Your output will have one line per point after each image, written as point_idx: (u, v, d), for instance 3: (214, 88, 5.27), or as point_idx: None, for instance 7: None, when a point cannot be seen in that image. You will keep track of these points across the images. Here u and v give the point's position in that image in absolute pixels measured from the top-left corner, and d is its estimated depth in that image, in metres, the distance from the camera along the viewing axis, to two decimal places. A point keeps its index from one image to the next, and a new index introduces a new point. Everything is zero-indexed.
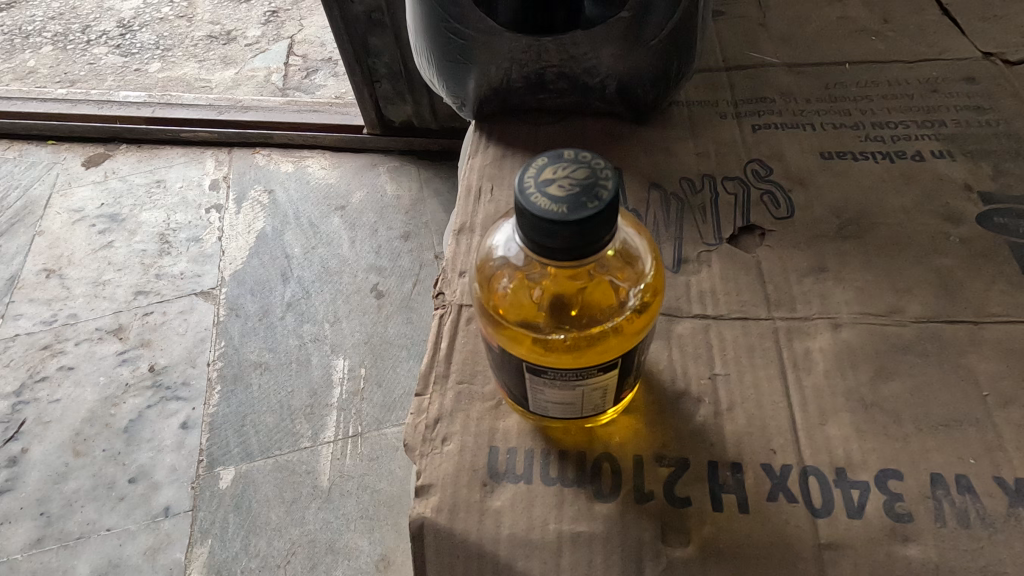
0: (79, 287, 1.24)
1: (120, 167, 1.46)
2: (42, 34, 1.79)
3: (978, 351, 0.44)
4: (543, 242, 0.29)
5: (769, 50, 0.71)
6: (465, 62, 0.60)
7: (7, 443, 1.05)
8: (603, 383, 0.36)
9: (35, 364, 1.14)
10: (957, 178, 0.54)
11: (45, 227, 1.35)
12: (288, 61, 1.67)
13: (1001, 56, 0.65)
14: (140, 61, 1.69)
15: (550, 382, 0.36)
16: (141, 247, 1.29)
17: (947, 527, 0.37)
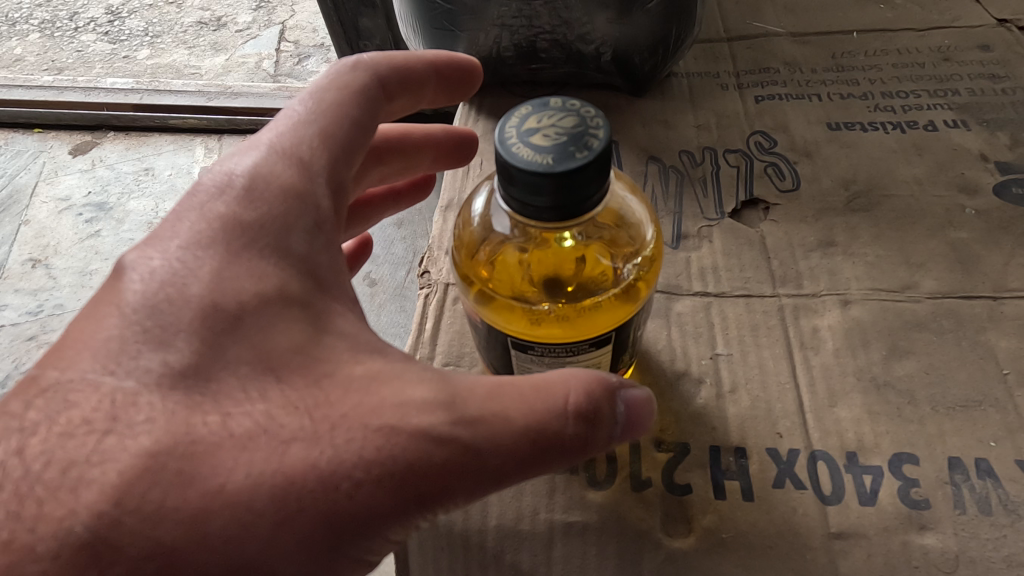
0: (66, 277, 1.21)
1: (107, 155, 1.42)
2: (29, 21, 1.75)
3: (998, 328, 0.41)
4: (528, 200, 0.27)
5: (773, 19, 0.68)
6: (453, 30, 0.57)
7: None
8: (596, 360, 0.34)
9: (22, 355, 1.12)
10: (972, 148, 0.51)
11: (31, 216, 1.32)
12: (280, 47, 1.63)
13: (1017, 23, 0.62)
14: (128, 48, 1.65)
15: (540, 360, 0.33)
16: (130, 237, 1.26)
17: (966, 514, 0.34)
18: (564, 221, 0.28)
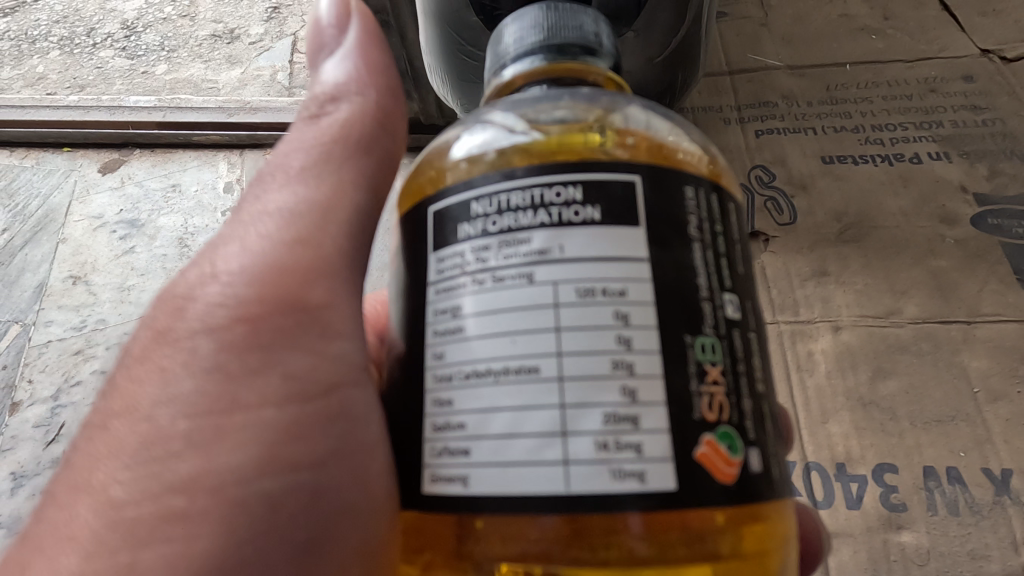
0: (104, 293, 1.09)
1: (137, 172, 1.31)
2: (47, 38, 1.81)
3: (971, 349, 0.47)
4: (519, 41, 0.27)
5: (771, 52, 0.73)
6: (476, 82, 0.62)
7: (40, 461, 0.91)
8: (585, 245, 0.20)
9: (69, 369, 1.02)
10: (953, 180, 0.57)
11: (68, 235, 1.20)
12: (294, 58, 1.63)
13: (999, 54, 0.67)
14: (146, 63, 1.69)
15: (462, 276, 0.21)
16: (162, 252, 1.13)
17: (938, 515, 0.41)
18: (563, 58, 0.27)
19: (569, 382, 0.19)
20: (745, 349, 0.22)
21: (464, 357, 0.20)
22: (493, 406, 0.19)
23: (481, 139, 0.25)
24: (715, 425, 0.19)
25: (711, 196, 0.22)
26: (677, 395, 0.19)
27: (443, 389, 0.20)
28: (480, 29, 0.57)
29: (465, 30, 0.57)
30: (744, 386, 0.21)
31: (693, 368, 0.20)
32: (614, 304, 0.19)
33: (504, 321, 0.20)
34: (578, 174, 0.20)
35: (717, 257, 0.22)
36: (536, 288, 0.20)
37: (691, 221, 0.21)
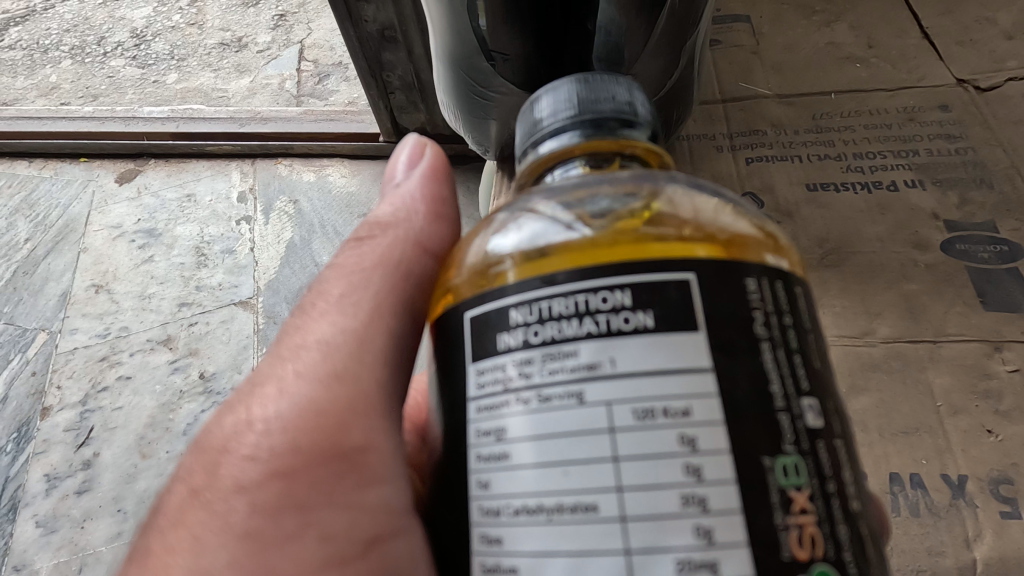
0: (127, 301, 1.26)
1: (151, 182, 1.48)
2: (60, 48, 1.87)
3: (936, 367, 0.52)
4: (556, 111, 0.32)
5: (762, 80, 0.78)
6: (486, 118, 0.67)
7: (80, 448, 1.09)
8: (637, 355, 0.22)
9: (96, 375, 1.17)
10: (927, 207, 0.62)
11: (88, 244, 1.38)
12: (300, 67, 1.70)
13: (974, 83, 0.72)
14: (157, 73, 1.75)
15: (506, 393, 0.23)
16: (180, 261, 1.31)
17: (900, 516, 0.46)
18: (602, 123, 0.32)
19: (632, 523, 0.21)
20: (834, 460, 0.23)
21: (513, 483, 0.23)
22: (552, 544, 0.22)
23: (524, 236, 0.28)
24: (809, 564, 0.21)
25: (778, 284, 0.25)
26: (760, 536, 0.21)
27: (490, 526, 0.23)
28: (491, 71, 0.61)
29: (476, 72, 0.61)
30: (838, 509, 0.23)
31: (778, 500, 0.22)
32: (680, 428, 0.21)
33: (565, 447, 0.22)
34: (625, 278, 0.23)
35: (790, 354, 0.24)
36: (587, 409, 0.22)
37: (759, 319, 0.23)
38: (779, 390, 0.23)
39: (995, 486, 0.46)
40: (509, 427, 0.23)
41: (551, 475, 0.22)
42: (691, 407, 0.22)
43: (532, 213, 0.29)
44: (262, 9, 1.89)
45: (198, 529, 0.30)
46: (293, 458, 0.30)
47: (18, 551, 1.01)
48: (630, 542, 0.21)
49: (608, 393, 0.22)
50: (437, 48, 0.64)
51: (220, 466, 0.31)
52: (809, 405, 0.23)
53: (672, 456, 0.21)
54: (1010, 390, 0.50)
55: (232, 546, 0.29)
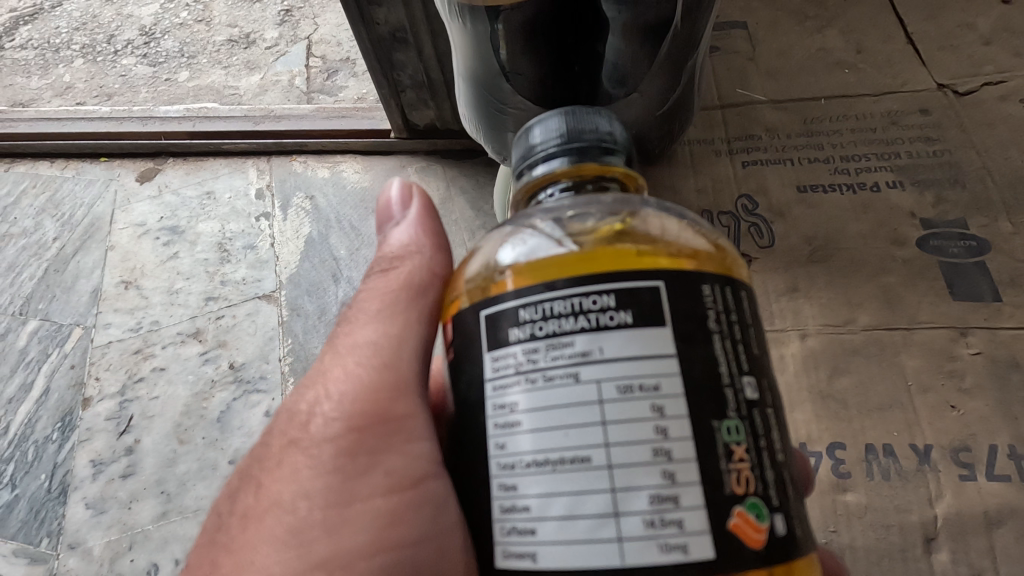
0: (156, 296, 1.28)
1: (171, 181, 1.47)
2: (70, 47, 1.88)
3: (909, 350, 0.59)
4: (546, 144, 0.38)
5: (758, 86, 0.84)
6: (503, 131, 0.72)
7: (121, 436, 1.12)
8: (620, 344, 0.28)
9: (132, 367, 1.20)
10: (905, 207, 0.69)
11: (114, 242, 1.39)
12: (309, 63, 1.69)
13: (953, 87, 0.77)
14: (168, 70, 1.76)
15: (517, 374, 0.29)
16: (204, 257, 1.32)
17: (874, 480, 0.54)
18: (585, 155, 0.38)
19: (617, 469, 0.27)
20: (765, 423, 0.31)
21: (522, 446, 0.29)
22: (552, 488, 0.28)
23: (524, 250, 0.34)
24: (744, 496, 0.28)
25: (725, 291, 0.31)
26: (710, 477, 0.28)
27: (507, 476, 0.29)
28: (508, 89, 0.66)
29: (495, 91, 0.67)
30: (765, 458, 0.30)
31: (722, 451, 0.28)
32: (652, 400, 0.28)
33: (562, 416, 0.28)
34: (613, 282, 0.29)
35: (734, 343, 0.31)
36: (583, 385, 0.28)
37: (712, 316, 0.30)
38: (726, 371, 0.30)
39: (956, 453, 0.54)
40: (518, 402, 0.29)
41: (554, 436, 0.28)
42: (660, 382, 0.28)
43: (531, 230, 0.36)
44: (267, 4, 1.89)
45: (287, 472, 0.37)
46: (358, 417, 0.38)
47: (72, 531, 1.05)
48: (615, 484, 0.27)
49: (598, 373, 0.28)
50: (458, 68, 0.70)
51: (301, 425, 0.38)
52: (748, 382, 0.31)
53: (645, 422, 0.28)
54: (972, 370, 0.57)
55: (316, 481, 0.36)
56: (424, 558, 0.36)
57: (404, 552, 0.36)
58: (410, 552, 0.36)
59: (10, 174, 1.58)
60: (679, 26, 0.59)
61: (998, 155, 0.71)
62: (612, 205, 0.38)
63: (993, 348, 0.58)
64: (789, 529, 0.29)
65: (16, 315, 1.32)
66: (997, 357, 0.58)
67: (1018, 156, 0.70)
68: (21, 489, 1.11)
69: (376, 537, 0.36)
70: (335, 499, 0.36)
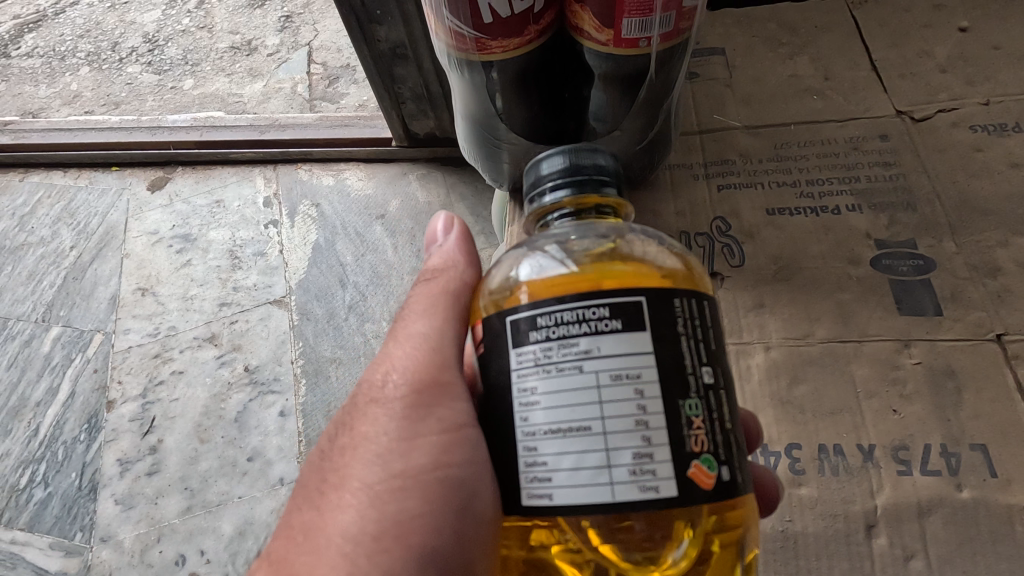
0: (172, 302, 1.28)
1: (181, 189, 1.46)
2: (76, 54, 1.83)
3: (858, 360, 0.67)
4: (551, 177, 0.46)
5: (733, 112, 0.90)
6: (500, 163, 0.79)
7: (145, 436, 1.14)
8: (612, 344, 0.36)
9: (152, 370, 1.21)
10: (861, 228, 0.76)
11: (129, 250, 1.38)
12: (310, 71, 1.67)
13: (910, 114, 0.85)
14: (173, 78, 1.72)
15: (536, 365, 0.37)
16: (216, 264, 1.32)
17: (824, 475, 0.62)
18: (583, 187, 0.45)
19: (610, 435, 0.36)
20: (719, 402, 0.39)
21: (540, 418, 0.37)
22: (563, 448, 0.36)
23: (537, 269, 0.43)
24: (700, 453, 0.37)
25: (693, 301, 0.39)
26: (676, 441, 0.36)
27: (529, 441, 0.38)
28: (504, 129, 0.74)
29: (493, 129, 0.75)
30: (718, 426, 0.38)
31: (684, 420, 0.37)
32: (635, 384, 0.36)
33: (568, 397, 0.36)
34: (608, 297, 0.37)
35: (697, 341, 0.39)
36: (585, 373, 0.36)
37: (681, 322, 0.38)
38: (690, 363, 0.38)
39: (895, 451, 0.62)
40: (536, 386, 0.37)
41: (564, 411, 0.36)
42: (641, 372, 0.36)
43: (541, 253, 0.44)
44: (268, 10, 1.86)
45: (368, 412, 0.49)
46: (421, 372, 0.49)
47: (103, 525, 1.06)
48: (609, 444, 0.36)
49: (597, 365, 0.36)
50: (459, 108, 0.78)
51: (378, 379, 0.50)
52: (705, 369, 0.39)
53: (630, 401, 0.36)
54: (912, 378, 0.65)
55: (390, 418, 0.48)
56: (470, 477, 0.46)
57: (455, 470, 0.46)
58: (459, 471, 0.46)
59: (25, 184, 1.55)
60: (653, 77, 0.66)
61: (946, 179, 0.78)
62: (605, 234, 0.46)
63: (932, 358, 0.66)
64: (735, 477, 0.38)
65: (39, 321, 1.31)
66: (934, 366, 0.66)
67: (964, 180, 0.78)
68: (53, 487, 1.11)
69: (436, 468, 0.46)
70: (404, 432, 0.47)
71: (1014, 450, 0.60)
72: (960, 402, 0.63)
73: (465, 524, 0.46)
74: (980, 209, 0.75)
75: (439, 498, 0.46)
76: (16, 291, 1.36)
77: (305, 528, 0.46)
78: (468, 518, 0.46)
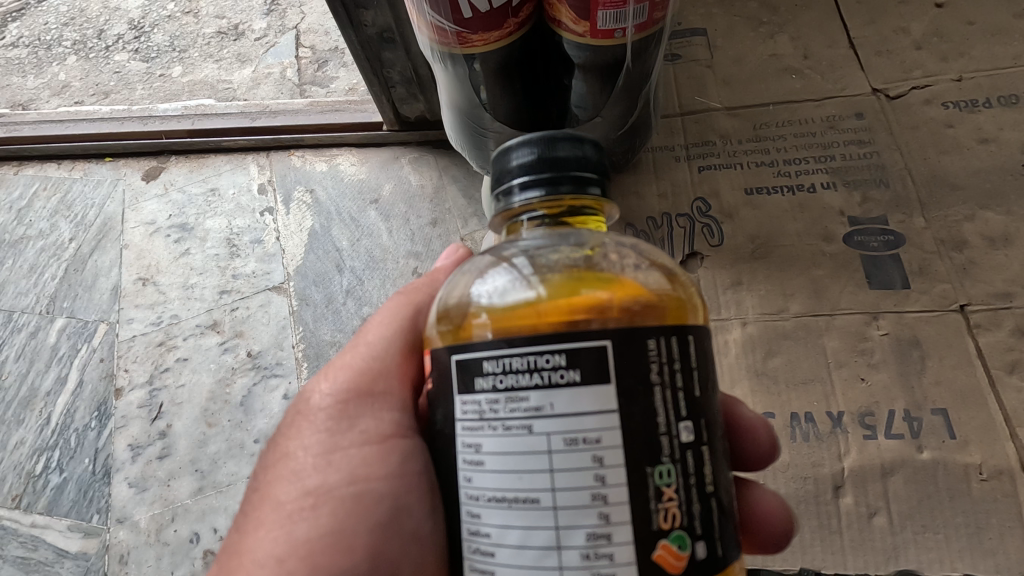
0: (173, 291, 1.31)
1: (176, 178, 1.48)
2: (62, 44, 1.82)
3: (830, 333, 0.71)
4: (520, 174, 0.40)
5: (713, 94, 0.92)
6: (487, 151, 0.82)
7: (153, 422, 1.18)
8: (567, 400, 0.34)
9: (157, 358, 1.24)
10: (836, 206, 0.79)
11: (128, 241, 1.40)
12: (299, 55, 1.67)
13: (885, 92, 0.87)
14: (162, 66, 1.72)
15: (481, 419, 0.36)
16: (215, 253, 1.35)
17: (796, 442, 0.67)
18: (556, 190, 0.39)
19: (561, 510, 0.34)
20: (698, 462, 0.36)
21: (485, 480, 0.36)
22: (507, 521, 0.35)
23: (500, 289, 0.40)
24: (669, 531, 0.34)
25: (671, 342, 0.35)
26: (639, 516, 0.34)
27: (473, 506, 0.36)
28: (489, 119, 0.76)
29: (477, 119, 0.77)
30: (693, 494, 0.35)
31: (653, 492, 0.34)
32: (593, 451, 0.33)
33: (519, 461, 0.34)
34: (563, 344, 0.34)
35: (673, 392, 0.36)
36: (535, 435, 0.34)
37: (654, 369, 0.35)
38: (664, 421, 0.35)
39: (862, 417, 0.66)
40: (483, 444, 0.36)
41: (511, 478, 0.35)
42: (601, 436, 0.34)
43: (505, 268, 0.41)
44: None
45: (296, 428, 0.51)
46: (351, 387, 0.52)
47: (118, 507, 1.11)
48: (558, 521, 0.34)
49: (548, 427, 0.34)
50: (445, 99, 0.80)
51: (310, 394, 0.53)
52: (684, 427, 0.36)
53: (587, 469, 0.33)
54: (880, 348, 0.69)
55: (317, 433, 0.50)
56: (388, 491, 0.48)
57: (372, 486, 0.48)
58: (377, 487, 0.48)
59: (20, 178, 1.55)
60: (630, 66, 0.69)
61: (918, 156, 0.81)
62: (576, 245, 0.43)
63: (899, 329, 0.70)
64: (709, 554, 0.35)
65: (43, 313, 1.34)
66: (901, 337, 0.70)
67: (934, 157, 0.81)
68: (68, 473, 1.16)
69: (356, 478, 0.48)
70: (328, 447, 0.49)
71: (971, 413, 0.65)
72: (924, 369, 0.68)
73: (380, 544, 0.46)
74: (949, 184, 0.79)
75: (354, 516, 0.47)
76: (19, 284, 1.38)
77: (227, 551, 0.48)
78: (387, 533, 0.47)
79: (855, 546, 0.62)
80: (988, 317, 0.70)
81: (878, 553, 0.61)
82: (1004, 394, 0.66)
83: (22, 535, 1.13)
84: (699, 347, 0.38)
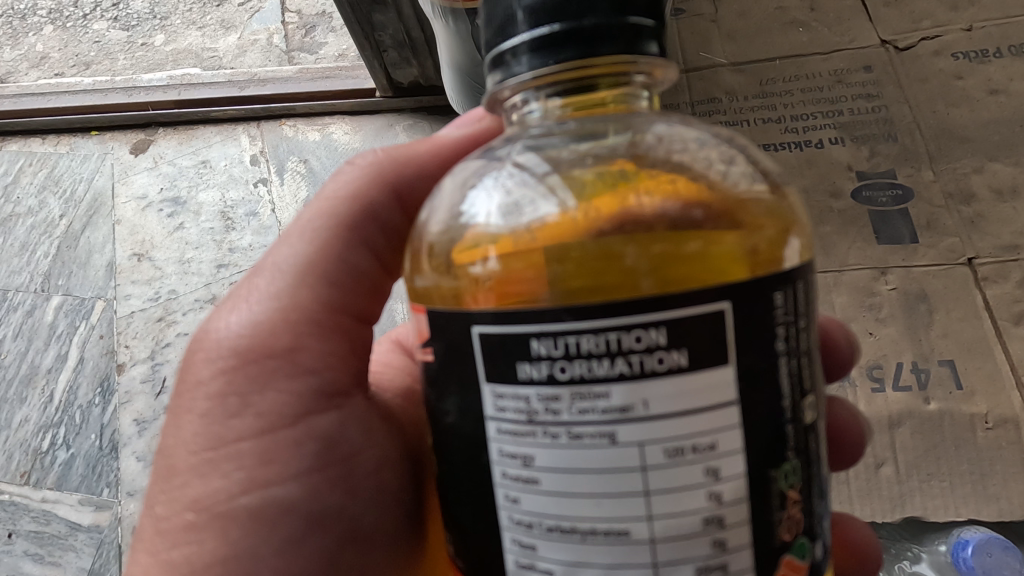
0: (170, 267, 1.29)
1: (165, 151, 1.44)
2: (37, 13, 1.74)
3: (838, 290, 0.71)
4: (530, 28, 0.33)
5: (719, 49, 0.89)
6: None
7: (157, 397, 1.18)
8: (662, 394, 0.29)
9: (157, 334, 1.23)
10: (844, 161, 0.78)
11: (119, 216, 1.37)
12: (285, 20, 1.62)
13: (894, 44, 0.85)
14: (143, 35, 1.66)
15: (529, 422, 0.31)
16: (210, 227, 1.32)
17: None
18: (589, 51, 0.33)
19: (660, 543, 0.30)
20: (814, 447, 0.34)
21: (541, 503, 0.31)
22: (568, 555, 0.31)
23: (511, 206, 0.35)
24: (793, 541, 0.32)
25: (792, 292, 0.32)
26: (762, 530, 0.31)
27: (523, 537, 0.32)
28: None
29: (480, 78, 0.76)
30: (811, 486, 0.34)
31: (778, 497, 0.32)
32: (706, 462, 0.30)
33: (589, 479, 0.30)
34: (663, 312, 0.29)
35: (799, 362, 0.33)
36: (621, 446, 0.29)
37: (781, 335, 0.31)
38: (789, 404, 0.32)
39: (870, 370, 0.67)
40: (535, 458, 0.31)
41: (582, 502, 0.30)
42: (717, 442, 0.30)
43: (511, 171, 0.37)
44: None
45: (177, 423, 0.46)
46: (244, 342, 0.45)
47: (129, 480, 1.12)
48: (658, 556, 0.30)
49: (637, 435, 0.29)
50: (445, 58, 0.78)
51: (205, 343, 0.46)
52: (807, 406, 0.33)
53: (700, 486, 0.30)
54: (888, 303, 0.70)
55: (194, 423, 0.45)
56: (300, 497, 0.43)
57: (272, 491, 0.43)
58: (279, 492, 0.43)
59: (4, 154, 1.50)
60: None
61: (926, 109, 0.80)
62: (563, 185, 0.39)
63: (907, 283, 0.70)
64: (825, 545, 0.34)
65: (38, 292, 1.32)
66: (909, 291, 0.70)
67: (943, 109, 0.80)
68: (75, 449, 1.16)
69: (247, 483, 0.43)
70: (210, 442, 0.44)
71: (979, 363, 0.66)
72: (931, 323, 0.68)
73: (291, 557, 0.42)
74: (958, 136, 0.78)
75: (260, 532, 0.42)
76: (11, 262, 1.36)
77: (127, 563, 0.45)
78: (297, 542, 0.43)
79: (863, 495, 0.63)
80: (996, 270, 0.70)
81: (885, 502, 0.63)
82: (1011, 344, 0.67)
83: (33, 510, 1.13)
84: (811, 291, 0.34)
